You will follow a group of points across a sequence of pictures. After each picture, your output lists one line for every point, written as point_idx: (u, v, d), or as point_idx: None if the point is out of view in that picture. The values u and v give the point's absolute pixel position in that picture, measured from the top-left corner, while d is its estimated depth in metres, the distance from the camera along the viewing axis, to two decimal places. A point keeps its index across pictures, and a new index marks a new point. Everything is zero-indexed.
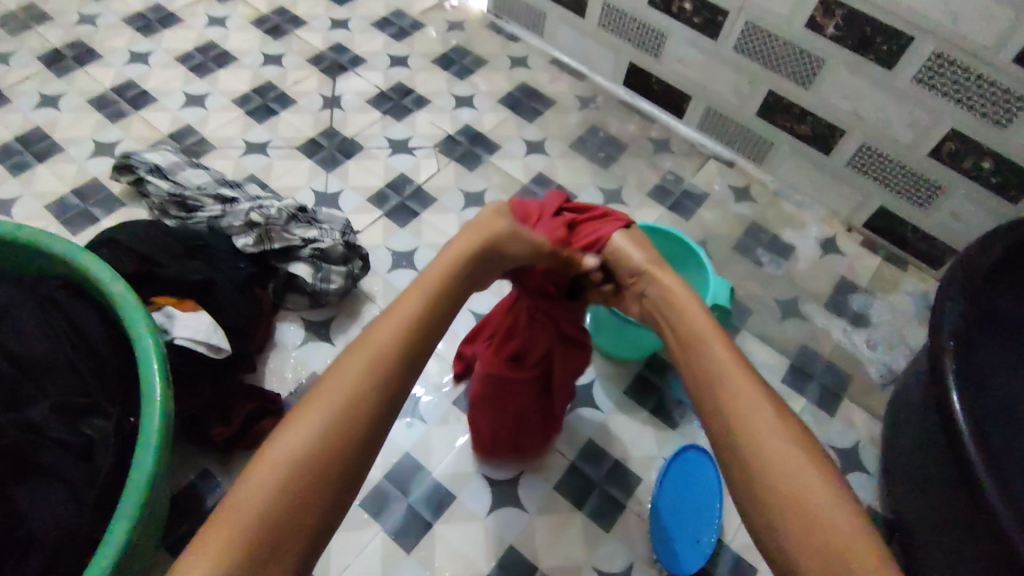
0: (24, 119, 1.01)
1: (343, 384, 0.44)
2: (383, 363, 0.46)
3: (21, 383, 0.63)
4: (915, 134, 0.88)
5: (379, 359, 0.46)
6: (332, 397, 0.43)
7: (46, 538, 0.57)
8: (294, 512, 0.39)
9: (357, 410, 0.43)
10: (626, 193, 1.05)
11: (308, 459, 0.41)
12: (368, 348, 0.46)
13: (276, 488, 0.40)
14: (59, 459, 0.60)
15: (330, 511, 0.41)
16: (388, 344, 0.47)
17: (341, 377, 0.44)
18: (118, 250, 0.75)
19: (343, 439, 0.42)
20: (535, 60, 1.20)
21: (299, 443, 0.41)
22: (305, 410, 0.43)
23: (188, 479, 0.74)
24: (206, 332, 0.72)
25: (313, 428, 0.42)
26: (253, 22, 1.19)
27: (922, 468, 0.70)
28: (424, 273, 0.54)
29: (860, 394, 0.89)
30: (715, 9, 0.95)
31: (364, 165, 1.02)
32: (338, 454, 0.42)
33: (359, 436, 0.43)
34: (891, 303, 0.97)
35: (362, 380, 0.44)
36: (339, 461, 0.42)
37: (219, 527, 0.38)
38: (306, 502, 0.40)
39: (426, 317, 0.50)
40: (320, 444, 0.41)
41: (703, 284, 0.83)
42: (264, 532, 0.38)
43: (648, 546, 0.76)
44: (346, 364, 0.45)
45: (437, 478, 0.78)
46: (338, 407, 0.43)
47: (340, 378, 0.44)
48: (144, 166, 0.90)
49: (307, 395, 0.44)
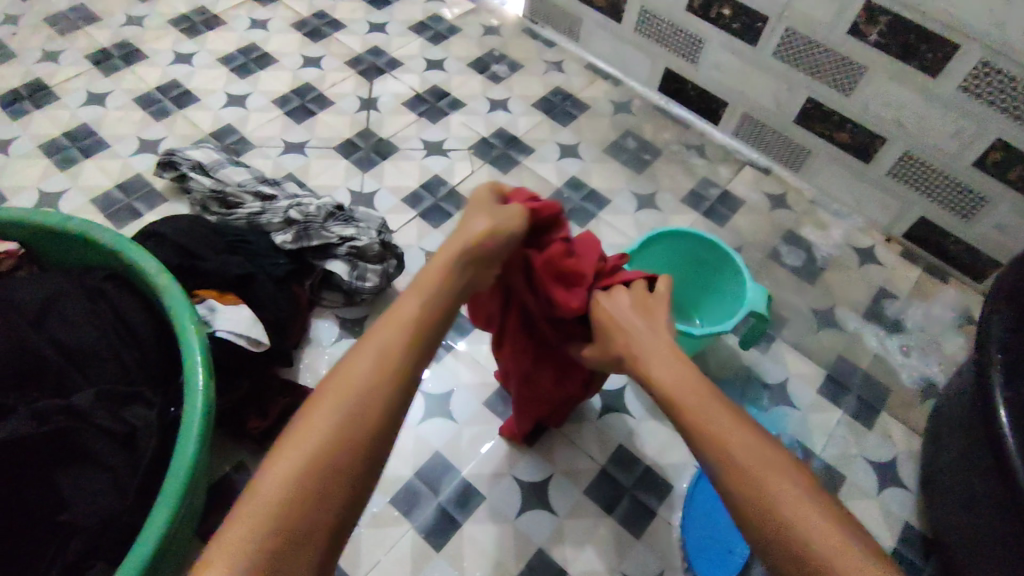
0: (72, 116, 1.04)
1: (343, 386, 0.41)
2: (395, 357, 0.43)
3: (67, 370, 0.65)
4: (958, 144, 0.86)
5: (386, 355, 0.43)
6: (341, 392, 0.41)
7: (89, 523, 0.59)
8: (310, 521, 0.36)
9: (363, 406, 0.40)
10: (660, 198, 1.05)
11: (321, 457, 0.38)
12: (370, 351, 0.43)
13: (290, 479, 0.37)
14: (104, 446, 0.61)
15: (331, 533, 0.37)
16: (393, 346, 0.44)
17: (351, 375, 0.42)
18: (162, 243, 0.76)
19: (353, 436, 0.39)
20: (570, 65, 1.20)
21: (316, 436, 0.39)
22: (305, 424, 0.39)
23: (225, 470, 0.75)
24: (245, 325, 0.72)
25: (325, 433, 0.39)
26: (293, 25, 1.21)
27: (966, 484, 0.68)
28: (430, 264, 0.51)
29: (898, 408, 0.87)
30: (755, 15, 0.94)
31: (399, 166, 1.04)
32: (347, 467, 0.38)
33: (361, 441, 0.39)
34: (928, 313, 0.95)
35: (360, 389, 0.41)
36: (346, 469, 0.38)
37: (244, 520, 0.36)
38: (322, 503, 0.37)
39: (433, 320, 0.47)
40: (332, 440, 0.39)
41: (739, 291, 0.82)
42: (285, 521, 0.36)
43: (679, 554, 0.75)
44: (349, 368, 0.42)
45: (467, 478, 0.78)
46: (341, 413, 0.40)
47: (349, 378, 0.41)
48: (187, 163, 0.92)
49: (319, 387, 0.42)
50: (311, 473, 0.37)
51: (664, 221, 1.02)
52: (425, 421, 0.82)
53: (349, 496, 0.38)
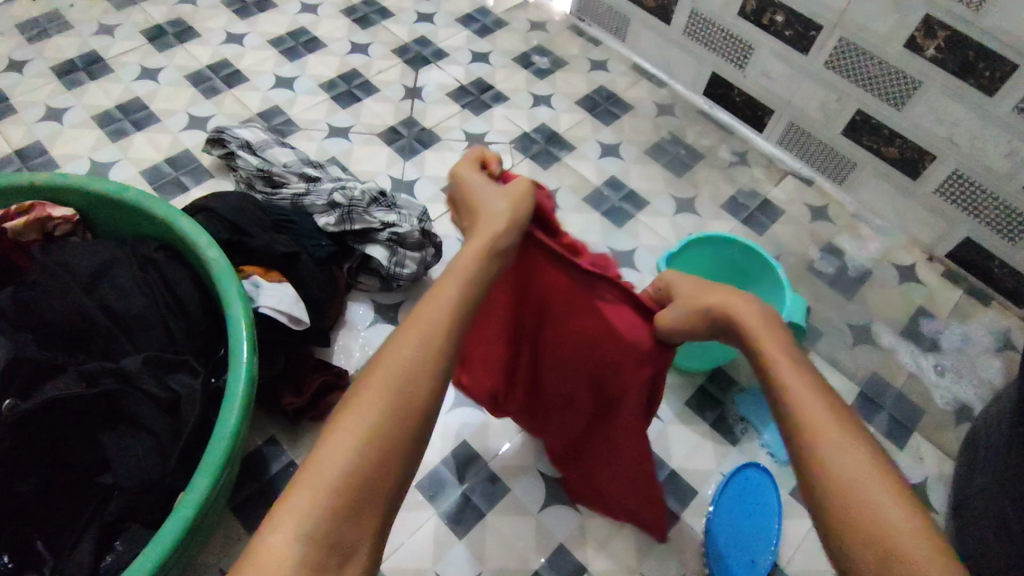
0: (126, 89, 1.07)
1: (392, 368, 0.40)
2: (442, 337, 0.42)
3: (116, 335, 0.66)
4: (1011, 165, 0.84)
5: (433, 335, 0.42)
6: (393, 374, 0.40)
7: (130, 484, 0.61)
8: (369, 494, 0.37)
9: (415, 388, 0.40)
10: (699, 203, 1.04)
11: (374, 433, 0.38)
12: (417, 332, 0.42)
13: (353, 456, 0.37)
14: (148, 411, 0.63)
15: (388, 504, 0.38)
16: (440, 327, 0.43)
17: (397, 352, 0.41)
18: (212, 218, 0.78)
19: (408, 412, 0.39)
20: (615, 64, 1.20)
21: (373, 414, 0.38)
22: (359, 407, 0.39)
23: (257, 443, 0.77)
24: (288, 303, 0.74)
25: (382, 411, 0.39)
26: (343, 11, 1.22)
27: (994, 509, 0.67)
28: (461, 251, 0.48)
29: (931, 429, 0.86)
30: (809, 23, 0.93)
31: (441, 156, 1.04)
32: (402, 444, 0.39)
33: (419, 423, 0.39)
34: (967, 335, 0.93)
35: (410, 369, 0.40)
36: (403, 443, 0.39)
37: (308, 491, 0.36)
38: (379, 477, 0.37)
39: (472, 301, 0.46)
40: (388, 417, 0.38)
41: (778, 299, 0.81)
42: (351, 495, 0.36)
43: (700, 560, 0.74)
44: (396, 347, 0.41)
45: (492, 468, 0.79)
46: (395, 392, 0.39)
47: (396, 359, 0.41)
48: (236, 141, 0.94)
49: (366, 369, 0.41)
50: (370, 449, 0.37)
51: (702, 226, 1.02)
52: (453, 410, 0.83)
53: (406, 469, 0.39)
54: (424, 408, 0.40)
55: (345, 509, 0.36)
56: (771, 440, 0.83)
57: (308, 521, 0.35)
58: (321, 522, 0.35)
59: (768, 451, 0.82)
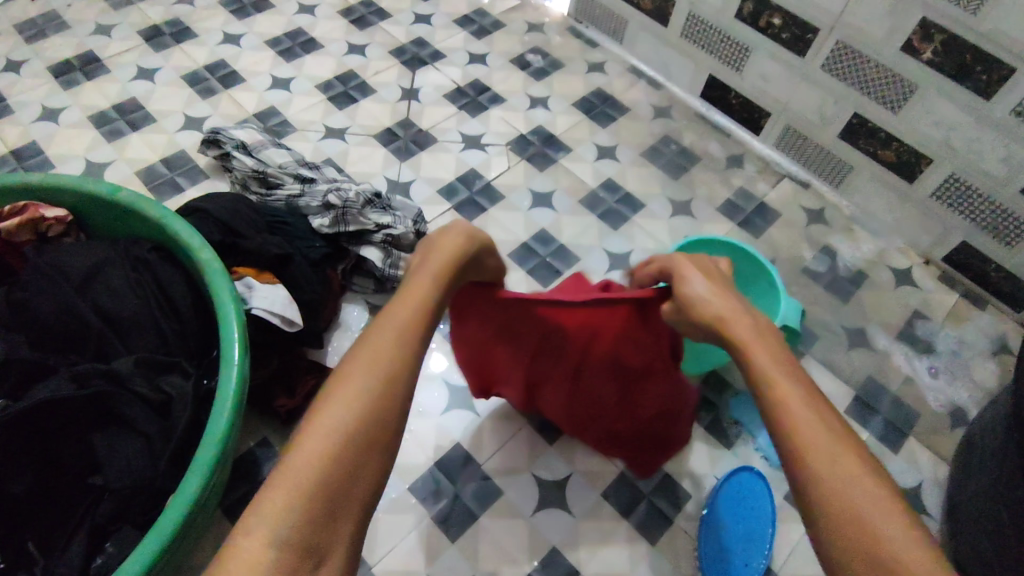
0: (122, 89, 1.07)
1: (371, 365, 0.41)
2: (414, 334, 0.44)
3: (108, 337, 0.66)
4: (1008, 169, 0.84)
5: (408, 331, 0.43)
6: (372, 371, 0.41)
7: (122, 486, 0.61)
8: (342, 493, 0.37)
9: (392, 384, 0.41)
10: (695, 205, 1.04)
11: (347, 433, 0.38)
12: (391, 329, 0.43)
13: (328, 453, 0.37)
14: (139, 413, 0.63)
15: (359, 512, 0.38)
16: (412, 327, 0.44)
17: (374, 349, 0.42)
18: (205, 219, 0.77)
19: (385, 408, 0.40)
20: (612, 66, 1.20)
21: (349, 412, 0.39)
22: (334, 405, 0.39)
23: (249, 445, 0.77)
24: (280, 305, 0.74)
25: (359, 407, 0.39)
26: (340, 12, 1.22)
27: (988, 514, 0.66)
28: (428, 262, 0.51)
29: (926, 433, 0.86)
30: (806, 26, 0.93)
31: (436, 157, 1.04)
32: (376, 443, 0.39)
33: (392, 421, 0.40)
34: (962, 339, 0.93)
35: (387, 366, 0.41)
36: (376, 442, 0.39)
37: (280, 492, 0.36)
38: (353, 477, 0.38)
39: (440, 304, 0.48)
40: (365, 413, 0.39)
41: (772, 303, 0.81)
42: (324, 494, 0.36)
43: (693, 564, 0.74)
44: (376, 342, 0.42)
45: (486, 471, 0.79)
46: (373, 388, 0.40)
47: (375, 355, 0.41)
48: (231, 142, 0.93)
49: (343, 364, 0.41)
50: (342, 448, 0.38)
51: (698, 229, 1.02)
52: (446, 412, 0.82)
53: (378, 468, 0.39)
54: (396, 411, 0.40)
55: (318, 510, 0.36)
56: (765, 444, 0.82)
57: (281, 520, 0.35)
58: (294, 523, 0.35)
59: (762, 455, 0.82)
